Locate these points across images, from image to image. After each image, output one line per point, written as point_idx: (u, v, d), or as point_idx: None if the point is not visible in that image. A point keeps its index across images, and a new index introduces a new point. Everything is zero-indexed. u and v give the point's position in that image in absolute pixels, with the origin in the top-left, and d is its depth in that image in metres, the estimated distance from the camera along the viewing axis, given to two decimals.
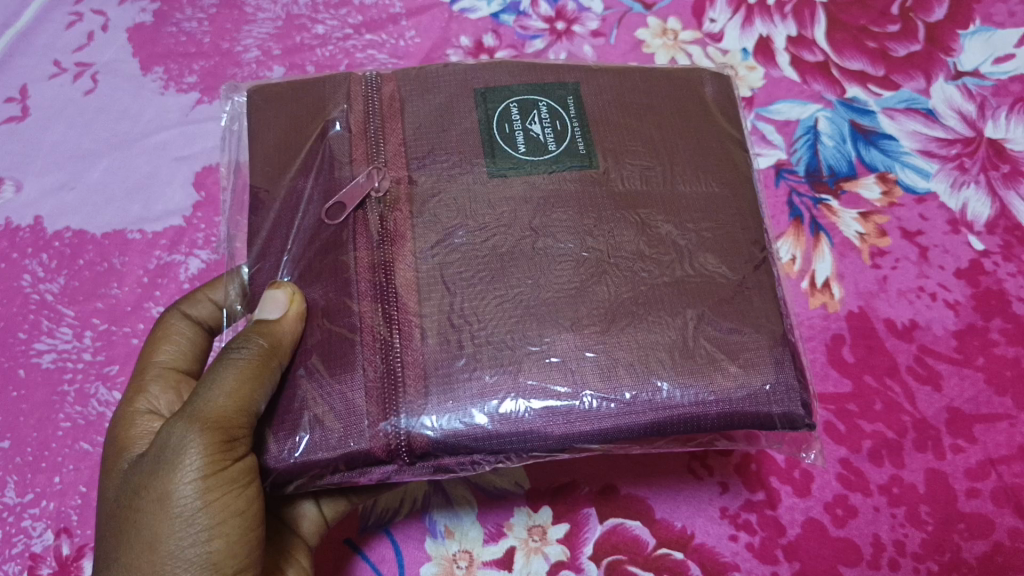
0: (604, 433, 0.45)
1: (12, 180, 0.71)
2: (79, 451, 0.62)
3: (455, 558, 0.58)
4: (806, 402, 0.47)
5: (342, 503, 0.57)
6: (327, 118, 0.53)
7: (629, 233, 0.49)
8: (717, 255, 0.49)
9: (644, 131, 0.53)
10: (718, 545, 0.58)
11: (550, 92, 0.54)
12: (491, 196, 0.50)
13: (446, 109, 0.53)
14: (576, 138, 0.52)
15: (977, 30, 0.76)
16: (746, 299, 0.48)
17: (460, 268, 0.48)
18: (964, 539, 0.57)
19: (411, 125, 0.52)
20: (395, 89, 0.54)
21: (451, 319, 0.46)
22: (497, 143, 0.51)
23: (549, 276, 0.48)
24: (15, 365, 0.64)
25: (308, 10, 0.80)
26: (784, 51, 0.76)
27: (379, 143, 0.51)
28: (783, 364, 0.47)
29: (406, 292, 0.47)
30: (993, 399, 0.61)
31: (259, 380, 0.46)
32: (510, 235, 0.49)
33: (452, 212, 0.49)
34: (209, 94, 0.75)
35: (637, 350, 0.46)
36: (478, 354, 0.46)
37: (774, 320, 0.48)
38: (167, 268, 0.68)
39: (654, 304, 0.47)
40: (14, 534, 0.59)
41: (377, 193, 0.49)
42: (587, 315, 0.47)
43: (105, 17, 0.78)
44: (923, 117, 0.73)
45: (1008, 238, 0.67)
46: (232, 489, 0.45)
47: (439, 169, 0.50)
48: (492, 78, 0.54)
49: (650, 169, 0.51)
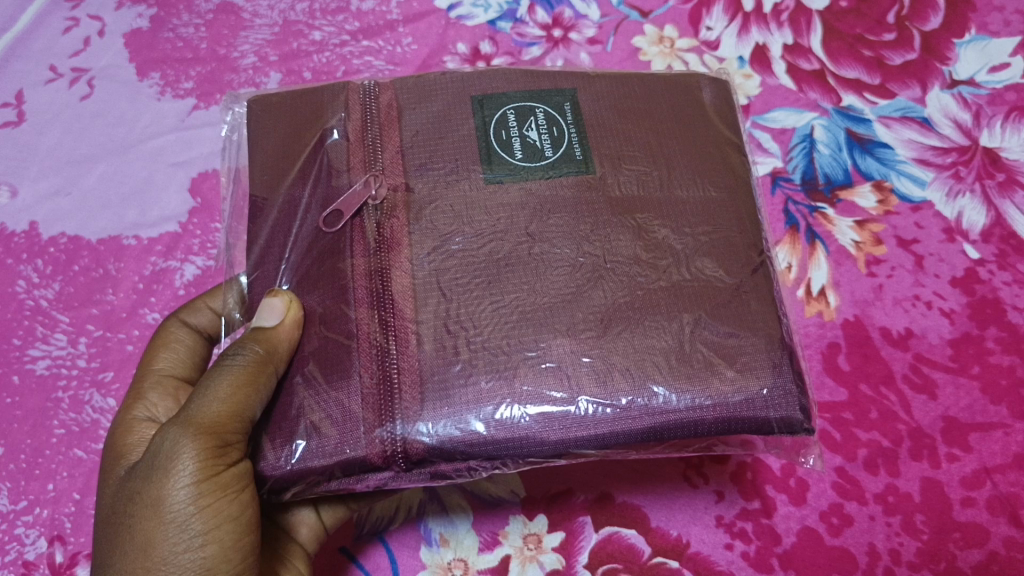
0: (601, 438, 0.45)
1: (8, 185, 0.71)
2: (73, 457, 0.61)
3: (450, 567, 0.58)
4: (805, 406, 0.47)
5: (340, 510, 0.57)
6: (325, 126, 0.53)
7: (626, 237, 0.49)
8: (715, 259, 0.49)
9: (642, 136, 0.53)
10: (713, 554, 0.58)
11: (547, 98, 0.54)
12: (487, 201, 0.50)
13: (444, 115, 0.53)
14: (573, 145, 0.52)
15: (972, 39, 0.76)
16: (743, 303, 0.48)
17: (457, 274, 0.48)
18: (960, 548, 0.57)
19: (408, 133, 0.52)
20: (393, 97, 0.54)
21: (447, 325, 0.46)
22: (495, 150, 0.51)
23: (545, 281, 0.48)
24: (10, 371, 0.64)
25: (305, 16, 0.80)
26: (780, 60, 0.77)
27: (377, 150, 0.51)
28: (780, 368, 0.47)
29: (401, 297, 0.47)
30: (989, 408, 0.61)
31: (256, 385, 0.46)
32: (507, 241, 0.49)
33: (449, 219, 0.49)
34: (205, 100, 0.75)
35: (633, 355, 0.46)
36: (474, 359, 0.46)
37: (772, 324, 0.48)
38: (162, 275, 0.68)
39: (650, 309, 0.47)
40: (7, 541, 0.59)
41: (374, 200, 0.49)
42: (582, 320, 0.47)
43: (102, 23, 0.78)
44: (918, 126, 0.73)
45: (1003, 247, 0.67)
46: (226, 495, 0.44)
47: (437, 176, 0.50)
48: (489, 86, 0.54)
49: (647, 174, 0.51)
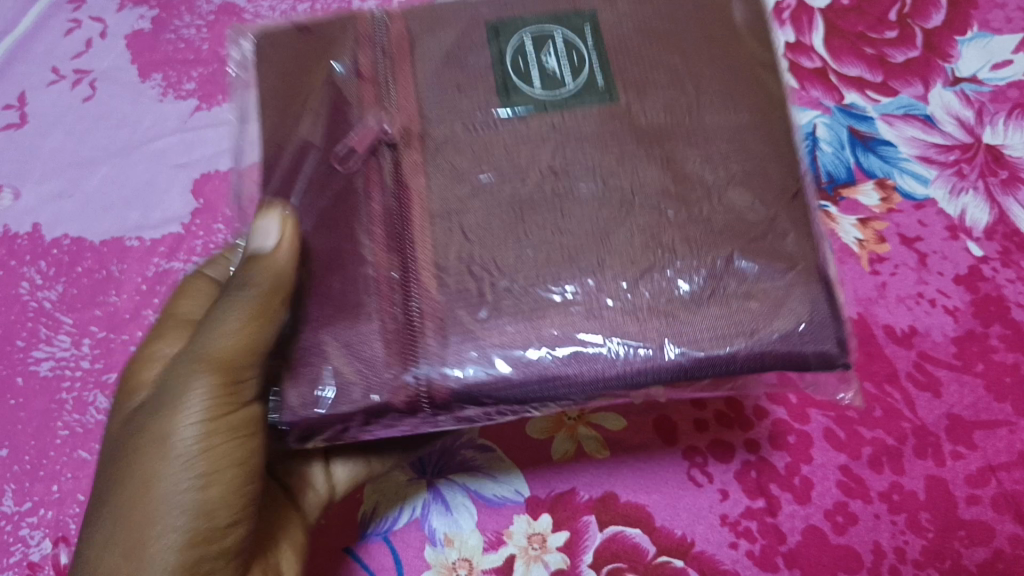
0: (636, 381, 0.45)
1: (11, 188, 0.71)
2: (77, 459, 0.61)
3: (455, 567, 0.58)
4: (844, 341, 0.46)
5: (354, 469, 0.60)
6: (334, 60, 0.53)
7: (654, 171, 0.48)
8: (749, 190, 0.48)
9: (667, 61, 0.51)
10: (718, 553, 0.58)
11: (566, 21, 0.52)
12: (507, 138, 0.49)
13: (457, 46, 0.52)
14: (594, 71, 0.50)
15: (974, 36, 0.76)
16: (779, 238, 0.47)
17: (477, 215, 0.47)
18: (965, 546, 0.57)
19: (420, 66, 0.51)
20: (404, 26, 0.53)
21: (469, 269, 0.46)
22: (513, 82, 0.50)
23: (571, 219, 0.47)
24: (14, 373, 0.64)
25: (306, 15, 0.79)
26: (783, 57, 0.77)
27: (390, 86, 0.51)
28: (818, 302, 0.46)
29: (421, 239, 0.47)
30: (993, 406, 0.61)
31: (258, 317, 0.47)
32: (529, 181, 0.48)
33: (468, 158, 0.49)
34: (207, 102, 0.75)
35: (665, 295, 0.45)
36: (498, 304, 0.45)
37: (810, 257, 0.47)
38: (165, 276, 0.68)
39: (681, 245, 0.46)
40: (12, 542, 0.59)
41: (388, 137, 0.49)
42: (612, 260, 0.46)
43: (104, 25, 0.78)
44: (921, 123, 0.73)
45: (1007, 244, 0.67)
46: (232, 435, 0.48)
47: (452, 114, 0.50)
48: (503, 11, 0.53)
49: (674, 100, 0.50)
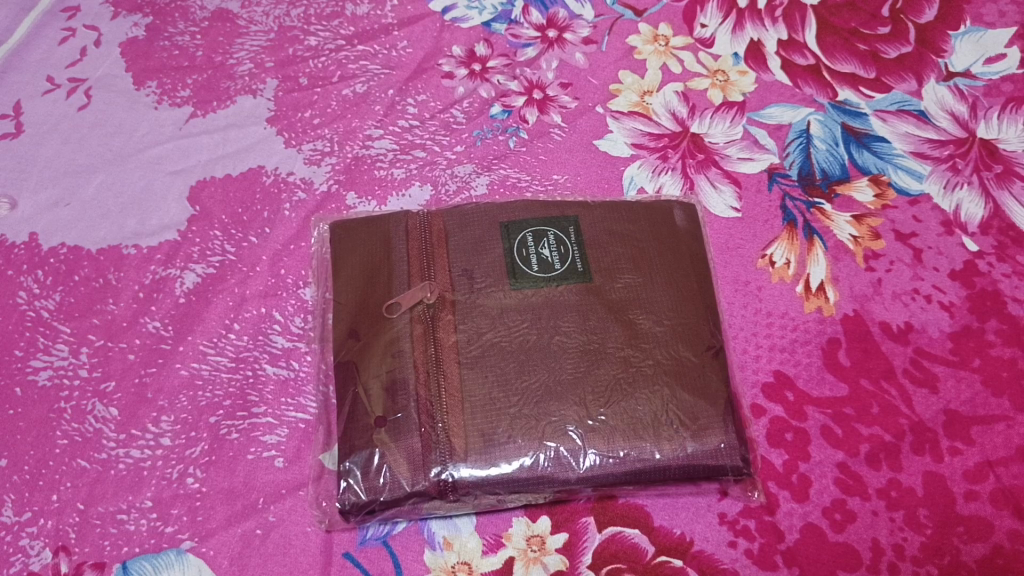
0: (607, 475, 0.56)
1: (8, 197, 0.71)
2: (76, 468, 0.59)
3: (454, 569, 0.57)
4: (745, 457, 0.57)
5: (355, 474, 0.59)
6: (388, 231, 0.65)
7: (619, 332, 0.59)
8: (686, 343, 0.59)
9: (627, 252, 0.63)
10: (717, 552, 0.57)
11: (556, 222, 0.64)
12: (510, 306, 0.60)
13: (481, 241, 0.63)
14: (576, 259, 0.62)
15: (967, 31, 0.78)
16: (704, 377, 0.58)
17: (486, 359, 0.58)
18: (964, 542, 0.56)
19: (453, 254, 0.63)
20: (442, 224, 0.65)
21: (480, 394, 0.57)
22: (516, 264, 0.62)
23: (560, 366, 0.58)
24: (12, 383, 0.62)
25: (301, 23, 0.81)
26: (775, 55, 0.78)
27: (430, 264, 0.62)
28: (727, 425, 0.57)
29: (441, 378, 0.57)
30: (991, 401, 0.61)
31: None
32: (525, 331, 0.59)
33: (479, 314, 0.60)
34: (202, 108, 0.76)
35: (630, 429, 0.56)
36: (504, 418, 0.56)
37: (724, 393, 0.58)
38: (162, 283, 0.67)
39: (640, 389, 0.57)
40: (11, 553, 0.56)
41: (427, 302, 0.60)
42: (592, 403, 0.57)
43: (99, 33, 0.80)
44: (914, 118, 0.73)
45: (1002, 238, 0.67)
46: None
47: (470, 285, 0.61)
48: (513, 213, 0.65)
49: (636, 281, 0.61)
